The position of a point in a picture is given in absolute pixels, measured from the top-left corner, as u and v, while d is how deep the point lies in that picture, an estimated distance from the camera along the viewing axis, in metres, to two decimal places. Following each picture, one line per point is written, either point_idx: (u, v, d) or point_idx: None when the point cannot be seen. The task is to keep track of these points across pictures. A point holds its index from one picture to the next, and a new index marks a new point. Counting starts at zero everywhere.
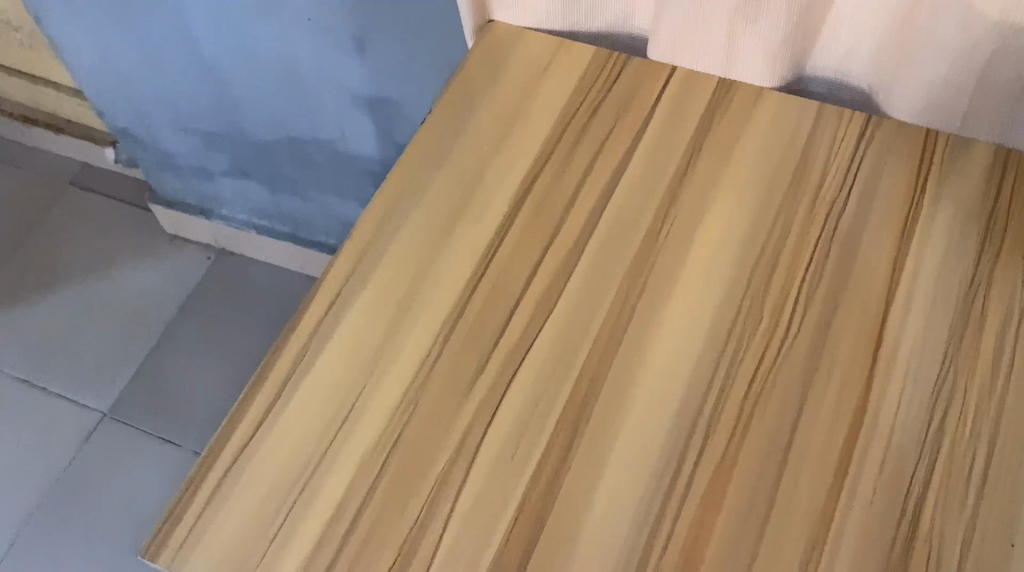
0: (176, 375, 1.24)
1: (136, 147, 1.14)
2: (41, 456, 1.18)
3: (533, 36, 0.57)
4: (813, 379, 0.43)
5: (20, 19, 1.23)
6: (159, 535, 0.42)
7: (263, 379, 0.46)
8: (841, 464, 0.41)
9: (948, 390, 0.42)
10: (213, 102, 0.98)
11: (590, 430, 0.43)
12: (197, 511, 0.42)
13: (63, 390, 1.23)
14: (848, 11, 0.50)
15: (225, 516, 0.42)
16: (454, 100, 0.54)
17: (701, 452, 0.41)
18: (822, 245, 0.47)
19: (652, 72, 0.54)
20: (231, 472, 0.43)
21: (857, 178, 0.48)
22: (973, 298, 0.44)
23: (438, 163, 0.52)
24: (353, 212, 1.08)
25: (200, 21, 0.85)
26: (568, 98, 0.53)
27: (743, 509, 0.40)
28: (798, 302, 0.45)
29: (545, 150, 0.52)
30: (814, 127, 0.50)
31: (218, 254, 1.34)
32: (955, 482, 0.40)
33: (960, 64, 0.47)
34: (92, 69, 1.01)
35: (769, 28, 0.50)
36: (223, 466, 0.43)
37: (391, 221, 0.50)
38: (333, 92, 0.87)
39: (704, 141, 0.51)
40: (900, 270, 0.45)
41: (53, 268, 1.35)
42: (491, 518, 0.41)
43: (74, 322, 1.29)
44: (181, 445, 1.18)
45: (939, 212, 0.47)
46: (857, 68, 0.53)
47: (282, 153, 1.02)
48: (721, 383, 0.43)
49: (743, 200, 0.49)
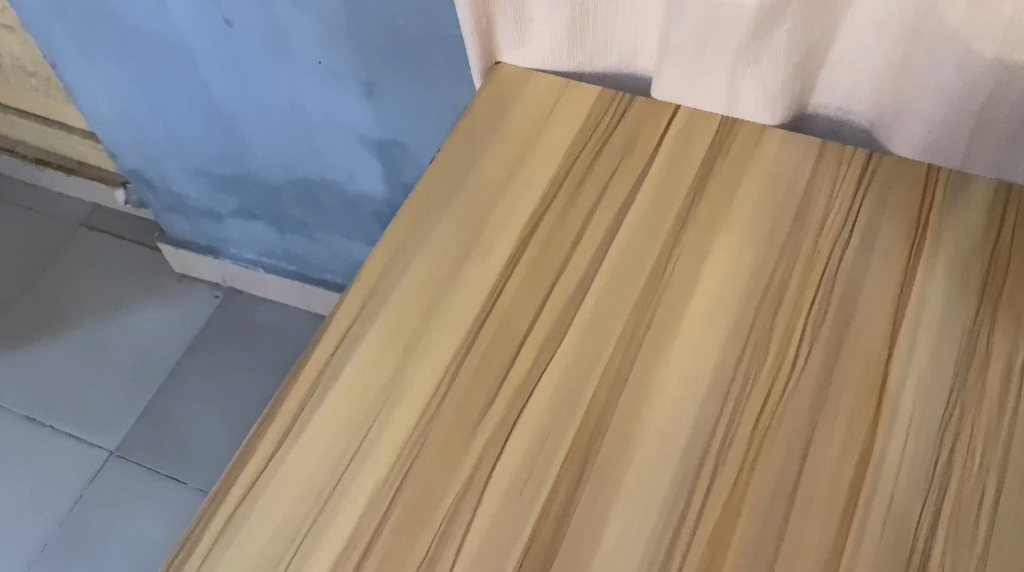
0: (183, 413, 1.24)
1: (148, 188, 1.16)
2: (50, 496, 1.18)
3: (539, 78, 0.58)
4: (820, 415, 0.43)
5: (35, 63, 1.25)
6: (172, 562, 0.42)
7: (274, 414, 0.46)
8: (849, 499, 0.41)
9: (955, 425, 0.42)
10: (223, 146, 0.99)
11: (598, 466, 0.43)
12: (206, 547, 0.43)
13: (73, 431, 1.23)
14: (846, 53, 0.51)
15: (237, 547, 0.42)
16: (460, 141, 0.55)
17: (708, 489, 0.42)
18: (826, 282, 0.47)
19: (656, 112, 0.55)
20: (244, 504, 0.43)
21: (860, 218, 0.49)
22: (977, 337, 0.45)
23: (446, 201, 0.53)
24: (361, 252, 1.09)
25: (210, 67, 0.87)
26: (574, 137, 0.54)
27: (753, 545, 0.40)
28: (804, 339, 0.45)
29: (551, 189, 0.52)
30: (817, 166, 0.51)
31: (225, 293, 1.35)
32: (964, 518, 0.40)
33: (959, 104, 0.48)
34: (104, 113, 1.02)
35: (772, 67, 0.50)
36: (235, 497, 0.44)
37: (398, 261, 0.50)
38: (343, 135, 0.88)
39: (709, 181, 0.51)
40: (904, 307, 0.46)
41: (62, 307, 1.35)
42: (501, 554, 0.41)
43: (79, 364, 1.29)
44: (188, 482, 1.18)
45: (941, 249, 0.47)
46: (857, 107, 0.54)
47: (290, 196, 1.03)
48: (727, 420, 0.43)
49: (748, 238, 0.49)
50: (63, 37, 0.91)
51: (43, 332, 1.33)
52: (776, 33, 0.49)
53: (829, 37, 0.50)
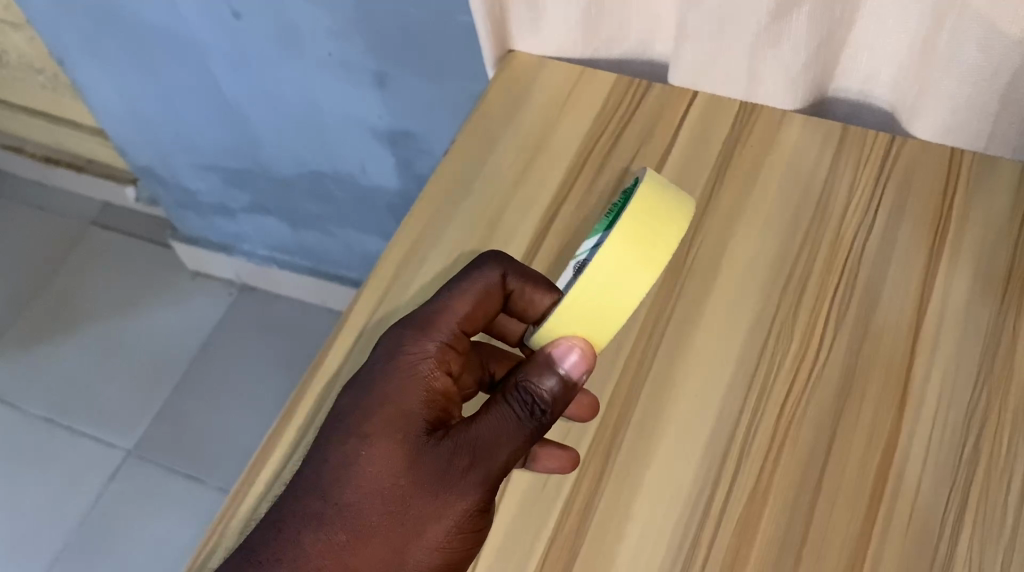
0: (199, 411, 1.24)
1: (159, 185, 1.15)
2: (70, 497, 1.19)
3: (555, 65, 0.57)
4: (846, 402, 0.42)
5: (42, 60, 1.24)
6: (198, 556, 0.44)
7: (291, 413, 0.47)
8: (876, 490, 0.40)
9: (983, 409, 0.41)
10: (234, 141, 0.98)
11: (622, 458, 0.43)
12: (390, 278, 0.50)
13: (89, 432, 1.23)
14: (867, 39, 0.49)
15: (417, 272, 0.50)
16: (476, 134, 0.54)
17: (736, 475, 0.41)
18: (849, 270, 0.46)
19: (675, 98, 0.54)
20: (270, 490, 0.45)
21: (883, 203, 0.48)
22: (1003, 321, 0.44)
23: (463, 195, 0.52)
24: (375, 245, 1.08)
25: (218, 57, 0.86)
26: (591, 126, 0.54)
27: (780, 538, 0.39)
28: (827, 327, 0.45)
29: (567, 181, 0.52)
30: (838, 152, 0.50)
31: (238, 289, 1.34)
32: (992, 505, 0.39)
33: (984, 88, 0.45)
34: (113, 110, 1.02)
35: (792, 53, 0.48)
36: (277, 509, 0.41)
37: (415, 256, 0.51)
38: (356, 128, 0.88)
39: (728, 170, 0.51)
40: (928, 293, 0.45)
41: (75, 308, 1.35)
42: (525, 551, 0.41)
43: (94, 363, 1.29)
44: (206, 481, 1.18)
45: (968, 233, 0.46)
46: (878, 91, 0.52)
47: (304, 191, 1.03)
48: (752, 410, 0.43)
49: (770, 229, 0.48)
50: (72, 36, 0.91)
51: (57, 333, 1.33)
52: (793, 14, 0.46)
53: (849, 19, 0.47)
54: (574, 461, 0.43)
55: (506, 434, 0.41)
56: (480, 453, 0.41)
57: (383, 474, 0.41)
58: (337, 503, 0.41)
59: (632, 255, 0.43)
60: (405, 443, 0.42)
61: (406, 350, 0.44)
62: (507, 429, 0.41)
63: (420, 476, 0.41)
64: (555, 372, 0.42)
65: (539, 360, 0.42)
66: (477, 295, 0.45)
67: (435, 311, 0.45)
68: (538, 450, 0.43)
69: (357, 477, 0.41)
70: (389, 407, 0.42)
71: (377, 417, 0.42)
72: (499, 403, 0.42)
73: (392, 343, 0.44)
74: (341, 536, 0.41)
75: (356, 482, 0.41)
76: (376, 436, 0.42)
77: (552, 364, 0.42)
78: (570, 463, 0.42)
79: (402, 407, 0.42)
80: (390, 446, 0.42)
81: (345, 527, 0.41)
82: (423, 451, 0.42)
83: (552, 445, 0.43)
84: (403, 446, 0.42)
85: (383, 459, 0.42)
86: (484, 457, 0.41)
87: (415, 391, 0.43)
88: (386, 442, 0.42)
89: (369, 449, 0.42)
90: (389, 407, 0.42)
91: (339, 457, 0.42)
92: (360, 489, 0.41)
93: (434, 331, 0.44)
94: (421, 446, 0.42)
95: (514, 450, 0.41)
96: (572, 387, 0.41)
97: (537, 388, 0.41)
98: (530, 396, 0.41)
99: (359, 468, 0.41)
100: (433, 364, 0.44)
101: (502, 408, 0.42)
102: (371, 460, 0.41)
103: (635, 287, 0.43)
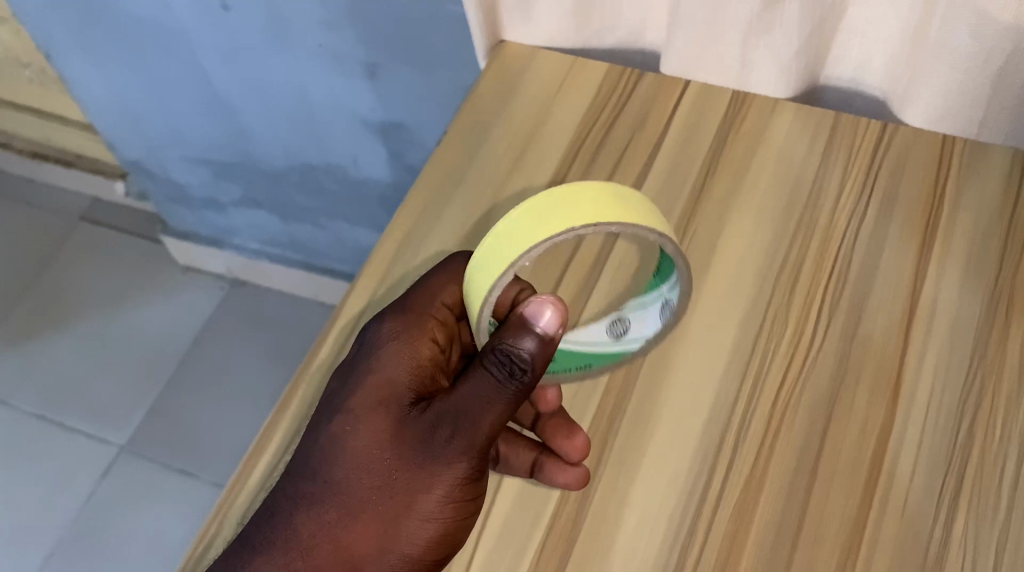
0: (192, 406, 1.23)
1: (148, 179, 1.14)
2: (63, 494, 1.18)
3: (546, 55, 0.57)
4: (842, 388, 0.43)
5: (28, 54, 1.23)
6: (194, 551, 0.44)
7: (286, 407, 0.47)
8: (871, 474, 0.40)
9: (977, 392, 0.42)
10: (225, 134, 0.98)
11: (618, 447, 0.43)
12: (384, 268, 0.50)
13: (81, 428, 1.23)
14: (857, 25, 0.49)
15: (412, 263, 0.50)
16: (468, 125, 0.54)
17: (732, 461, 0.41)
18: (843, 254, 0.46)
19: (667, 86, 0.54)
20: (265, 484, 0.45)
21: (875, 190, 0.48)
22: (996, 304, 0.44)
23: (456, 184, 0.52)
24: (366, 237, 1.08)
25: (210, 50, 0.85)
26: (583, 116, 0.53)
27: (777, 522, 0.40)
28: (821, 312, 0.45)
29: (561, 169, 0.52)
30: (830, 139, 0.50)
31: (230, 284, 1.34)
32: (987, 488, 0.39)
33: (975, 72, 0.45)
34: (102, 103, 1.01)
35: (784, 42, 0.48)
36: (270, 495, 0.42)
37: (410, 245, 0.51)
38: (347, 120, 0.88)
39: (720, 159, 0.51)
40: (922, 278, 0.45)
41: (65, 304, 1.35)
42: (521, 542, 0.41)
43: (85, 358, 1.29)
44: (199, 476, 1.18)
45: (960, 218, 0.47)
46: (869, 78, 0.52)
47: (294, 184, 1.02)
48: (747, 396, 0.43)
49: (764, 214, 0.48)
50: (60, 27, 0.90)
51: (47, 329, 1.32)
52: (785, 4, 0.46)
53: (840, 6, 0.47)
54: (583, 480, 0.42)
55: (488, 401, 0.40)
56: (462, 422, 0.40)
57: (368, 448, 0.41)
58: (325, 480, 0.41)
59: (511, 235, 0.41)
60: (387, 416, 0.42)
61: (384, 323, 0.44)
62: (489, 397, 0.40)
63: (404, 447, 0.41)
64: (531, 331, 0.39)
65: (514, 320, 0.39)
66: (450, 276, 0.45)
67: (412, 292, 0.46)
68: (547, 463, 0.42)
69: (345, 452, 0.41)
70: (373, 379, 0.43)
71: (362, 391, 0.42)
72: (478, 367, 0.40)
73: (375, 321, 0.45)
74: (329, 513, 0.41)
75: (343, 458, 0.41)
76: (361, 411, 0.42)
77: (527, 324, 0.39)
78: (579, 480, 0.42)
79: (388, 380, 0.43)
80: (373, 421, 0.42)
81: (334, 504, 0.41)
82: (406, 424, 0.41)
83: (561, 460, 0.42)
84: (386, 418, 0.42)
85: (368, 433, 0.41)
86: (468, 426, 0.40)
87: (398, 362, 0.43)
88: (369, 416, 0.42)
89: (354, 424, 0.42)
90: (373, 381, 0.43)
91: (325, 437, 0.42)
92: (347, 463, 0.41)
93: (414, 306, 0.45)
94: (403, 418, 0.42)
95: (496, 417, 0.40)
96: (550, 344, 0.39)
97: (514, 351, 0.39)
98: (507, 359, 0.39)
99: (346, 445, 0.41)
100: (416, 336, 0.44)
101: (480, 373, 0.40)
102: (356, 434, 0.41)
103: (493, 269, 0.42)
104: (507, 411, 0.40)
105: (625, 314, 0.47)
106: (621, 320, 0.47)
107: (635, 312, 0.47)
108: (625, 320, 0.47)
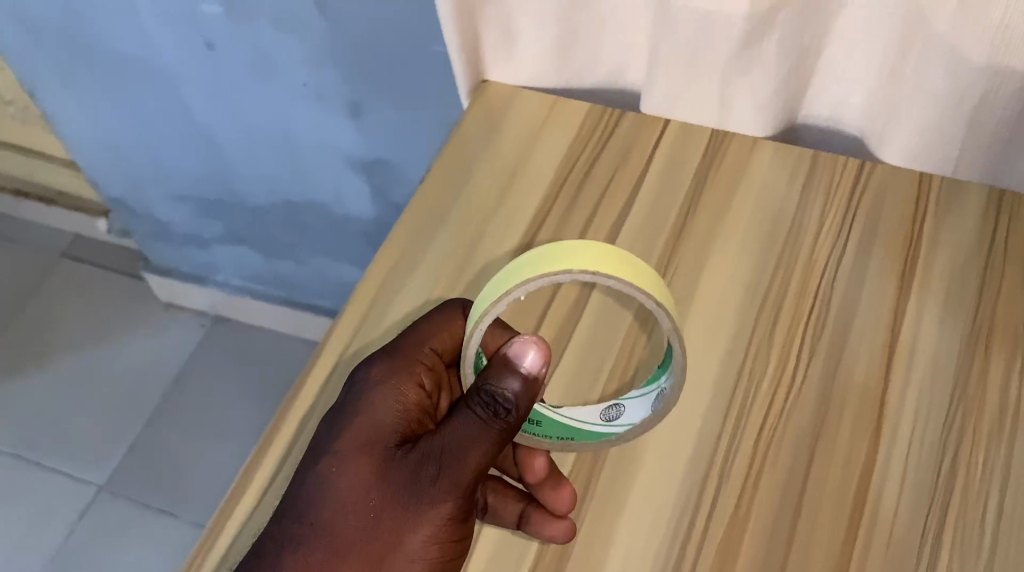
0: (173, 444, 1.23)
1: (131, 216, 1.14)
2: (42, 533, 1.17)
3: (529, 94, 0.57)
4: (824, 424, 0.43)
5: (11, 92, 1.23)
6: None
7: (268, 447, 0.47)
8: (855, 510, 0.40)
9: (958, 427, 0.42)
10: (209, 171, 0.98)
11: (602, 486, 0.43)
12: (366, 306, 0.50)
13: (61, 467, 1.22)
14: (835, 65, 0.49)
15: (394, 301, 0.50)
16: (451, 163, 0.55)
17: (716, 498, 0.41)
18: (823, 290, 0.47)
19: (648, 125, 0.54)
20: (246, 527, 0.44)
21: (854, 227, 0.49)
22: (976, 340, 0.44)
23: (439, 223, 0.52)
24: (350, 274, 1.08)
25: (194, 88, 0.86)
26: (565, 154, 0.54)
27: (761, 559, 0.40)
28: (803, 349, 0.45)
29: (544, 207, 0.52)
30: (809, 178, 0.51)
31: (212, 321, 1.33)
32: (970, 523, 0.39)
33: (951, 112, 0.46)
34: (84, 140, 1.01)
35: (762, 82, 0.49)
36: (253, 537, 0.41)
37: (393, 284, 0.51)
38: (331, 157, 0.88)
39: (701, 197, 0.51)
40: (902, 314, 0.46)
41: (46, 341, 1.34)
42: None
43: (65, 396, 1.28)
44: (178, 515, 1.17)
45: (939, 255, 0.47)
46: (847, 117, 0.53)
47: (278, 221, 1.03)
48: (730, 433, 0.43)
49: (745, 252, 0.49)
50: (43, 65, 0.91)
51: (27, 367, 1.31)
52: (763, 45, 0.47)
53: (817, 47, 0.48)
54: (568, 532, 0.41)
55: (474, 439, 0.40)
56: (449, 461, 0.40)
57: (355, 487, 0.41)
58: (312, 521, 0.41)
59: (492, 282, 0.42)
60: (373, 456, 0.42)
61: (371, 368, 0.45)
62: (476, 435, 0.40)
63: (391, 487, 0.41)
64: (515, 371, 0.40)
65: (497, 363, 0.41)
66: (440, 321, 0.46)
67: (402, 338, 0.46)
68: (534, 514, 0.41)
69: (332, 492, 0.41)
70: (359, 421, 0.43)
71: (348, 433, 0.42)
72: (463, 409, 0.41)
73: (362, 366, 0.45)
74: (316, 553, 0.40)
75: (330, 498, 0.41)
76: (347, 452, 0.42)
77: (510, 363, 0.40)
78: (566, 532, 0.41)
79: (374, 422, 0.43)
80: (360, 461, 0.41)
81: (320, 544, 0.40)
82: (392, 464, 0.41)
83: (548, 512, 0.41)
84: (373, 458, 0.41)
85: (355, 474, 0.41)
86: (453, 464, 0.40)
87: (386, 405, 0.43)
88: (355, 457, 0.41)
89: (341, 464, 0.41)
90: (360, 423, 0.43)
91: (313, 481, 0.41)
92: (334, 504, 0.41)
93: (404, 352, 0.46)
94: (390, 458, 0.42)
95: (483, 456, 0.40)
96: (535, 384, 0.40)
97: (499, 389, 0.40)
98: (492, 397, 0.40)
99: (334, 485, 0.41)
100: (404, 381, 0.44)
101: (464, 413, 0.41)
102: (343, 474, 0.41)
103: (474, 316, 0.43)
104: (493, 452, 0.41)
105: (625, 401, 0.45)
106: (616, 406, 0.45)
107: (635, 400, 0.45)
108: (622, 407, 0.45)
